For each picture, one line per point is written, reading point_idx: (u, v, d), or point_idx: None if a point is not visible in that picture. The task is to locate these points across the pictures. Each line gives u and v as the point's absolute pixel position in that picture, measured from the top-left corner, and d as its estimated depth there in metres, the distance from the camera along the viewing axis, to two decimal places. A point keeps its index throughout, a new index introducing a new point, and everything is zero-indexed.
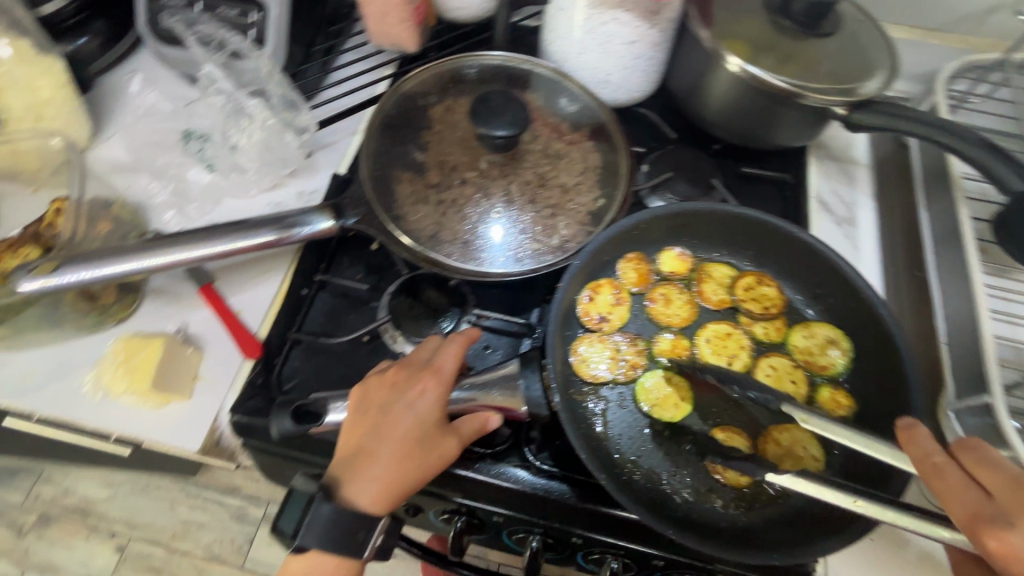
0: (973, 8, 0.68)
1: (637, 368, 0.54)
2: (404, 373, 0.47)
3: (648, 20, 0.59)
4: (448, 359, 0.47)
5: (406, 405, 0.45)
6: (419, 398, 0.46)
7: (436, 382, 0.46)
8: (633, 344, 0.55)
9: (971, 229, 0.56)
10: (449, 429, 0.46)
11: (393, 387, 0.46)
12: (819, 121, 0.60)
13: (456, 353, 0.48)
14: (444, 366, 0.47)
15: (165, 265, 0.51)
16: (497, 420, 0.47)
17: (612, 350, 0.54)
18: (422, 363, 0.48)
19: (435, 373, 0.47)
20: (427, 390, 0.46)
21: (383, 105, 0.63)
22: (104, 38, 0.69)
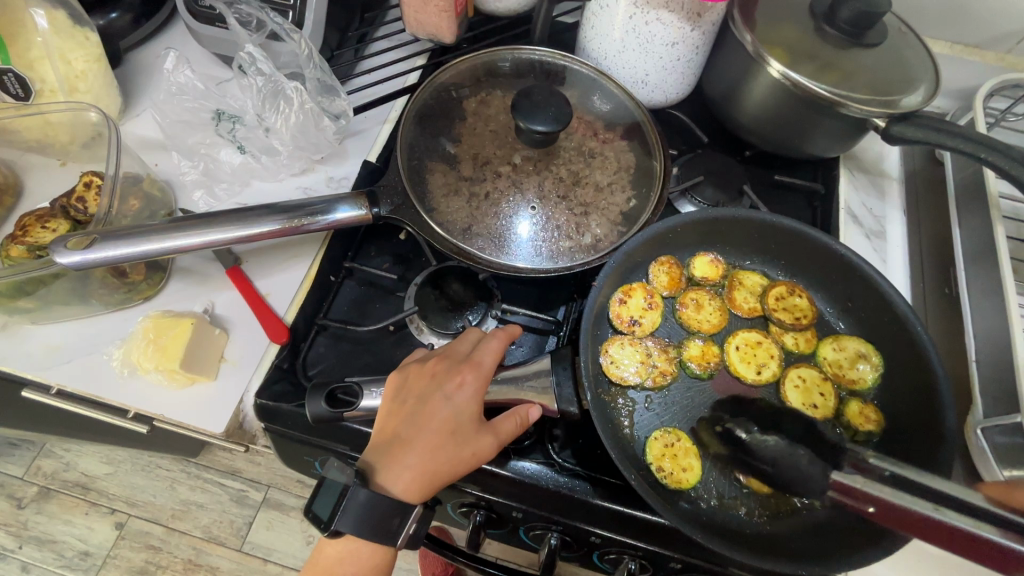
0: (1014, 27, 0.67)
1: (666, 375, 0.54)
2: (444, 364, 0.47)
3: (691, 22, 0.58)
4: (487, 354, 0.47)
5: (443, 397, 0.46)
6: (457, 390, 0.46)
7: (475, 376, 0.46)
8: (663, 351, 0.55)
9: (1007, 247, 0.55)
10: (485, 424, 0.45)
11: (432, 377, 0.46)
12: (857, 132, 0.60)
13: (495, 348, 0.48)
14: (483, 360, 0.47)
15: (200, 244, 0.51)
16: (538, 413, 0.46)
17: (643, 354, 0.54)
18: (461, 356, 0.48)
19: (474, 367, 0.47)
20: (464, 382, 0.46)
21: (421, 95, 0.62)
22: (136, 13, 0.69)
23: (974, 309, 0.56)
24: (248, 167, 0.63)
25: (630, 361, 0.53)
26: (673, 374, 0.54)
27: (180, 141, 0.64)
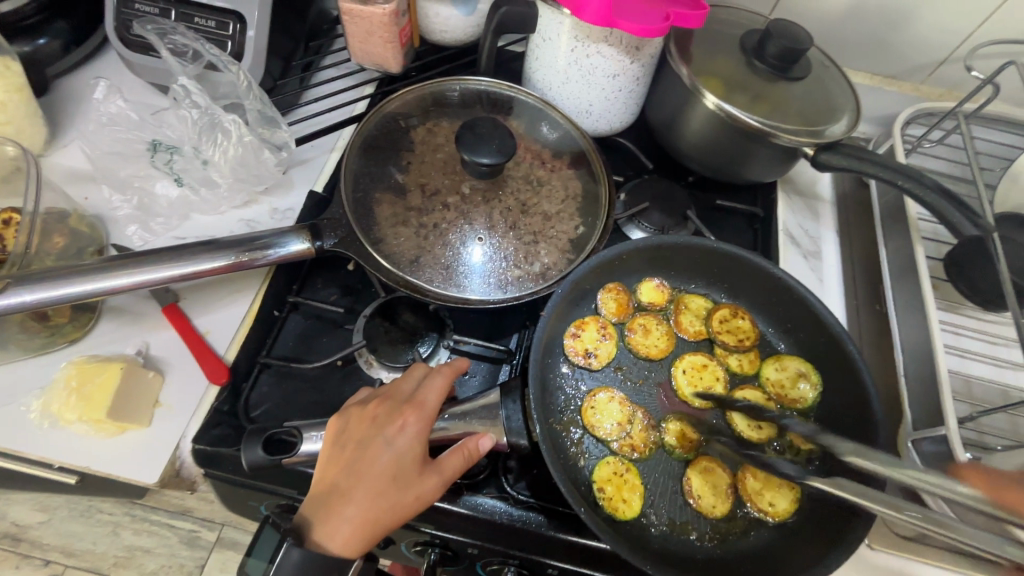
0: (925, 60, 0.73)
1: (635, 449, 0.52)
2: (386, 406, 0.46)
3: (630, 55, 0.61)
4: (431, 393, 0.46)
5: (385, 442, 0.44)
6: (399, 433, 0.44)
7: (418, 417, 0.45)
8: (645, 426, 0.53)
9: (926, 266, 0.59)
10: (430, 465, 0.44)
11: (373, 421, 0.45)
12: (789, 159, 0.63)
13: (440, 387, 0.47)
14: (427, 400, 0.46)
15: (130, 285, 0.49)
16: (488, 443, 0.45)
17: (625, 416, 0.53)
18: (404, 397, 0.46)
19: (417, 407, 0.45)
20: (408, 425, 0.44)
21: (366, 124, 0.61)
22: (65, 40, 0.66)
23: (901, 325, 0.59)
24: (185, 199, 0.61)
25: (589, 402, 0.54)
26: (643, 451, 0.52)
27: (112, 173, 0.61)
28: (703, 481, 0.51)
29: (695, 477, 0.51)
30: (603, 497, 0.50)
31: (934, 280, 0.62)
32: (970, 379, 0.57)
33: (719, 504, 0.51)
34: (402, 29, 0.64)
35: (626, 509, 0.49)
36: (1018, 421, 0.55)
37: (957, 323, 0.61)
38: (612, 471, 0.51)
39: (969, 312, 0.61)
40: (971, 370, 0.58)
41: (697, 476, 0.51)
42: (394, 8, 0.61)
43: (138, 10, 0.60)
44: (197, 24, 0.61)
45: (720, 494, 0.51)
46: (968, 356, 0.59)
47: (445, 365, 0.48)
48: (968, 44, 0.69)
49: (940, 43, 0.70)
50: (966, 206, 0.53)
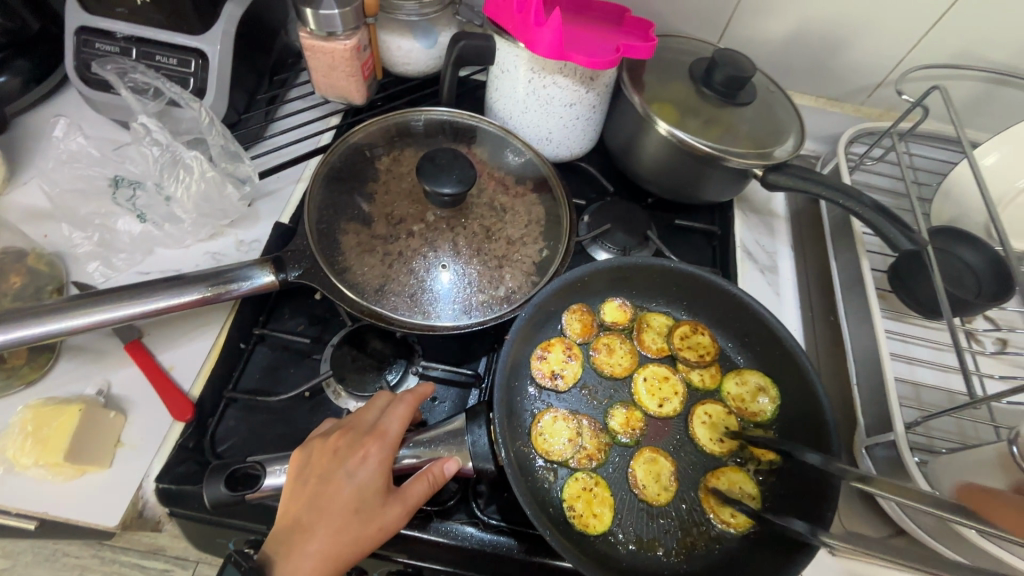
0: (864, 83, 0.77)
1: (593, 459, 0.54)
2: (348, 438, 0.46)
3: (585, 85, 0.63)
4: (393, 423, 0.46)
5: (347, 474, 0.44)
6: (361, 465, 0.44)
7: (380, 447, 0.45)
8: (595, 434, 0.55)
9: (871, 278, 0.63)
10: (392, 495, 0.44)
11: (334, 454, 0.45)
12: (740, 180, 0.66)
13: (402, 416, 0.47)
14: (388, 430, 0.46)
15: (89, 325, 0.49)
16: (452, 468, 0.46)
17: (575, 430, 0.55)
18: (366, 427, 0.46)
19: (379, 437, 0.45)
20: (369, 457, 0.44)
21: (330, 156, 0.62)
22: (24, 77, 0.66)
23: (852, 336, 0.62)
24: (148, 235, 0.61)
25: (549, 428, 0.54)
26: (600, 459, 0.54)
27: (73, 211, 0.61)
28: (646, 471, 0.54)
29: (639, 466, 0.54)
30: (574, 514, 0.51)
31: (881, 292, 0.65)
32: (917, 385, 0.60)
33: (662, 491, 0.53)
34: (364, 63, 0.66)
35: (597, 523, 0.50)
36: (964, 424, 0.58)
37: (904, 331, 0.64)
38: (581, 488, 0.52)
39: (915, 320, 0.65)
40: (919, 376, 0.61)
41: (640, 466, 0.54)
42: (356, 44, 0.62)
43: (98, 50, 0.61)
44: (158, 62, 0.61)
45: (662, 482, 0.53)
46: (915, 363, 0.61)
47: (408, 393, 0.48)
48: (901, 68, 0.74)
49: (875, 68, 0.75)
50: (902, 222, 0.56)
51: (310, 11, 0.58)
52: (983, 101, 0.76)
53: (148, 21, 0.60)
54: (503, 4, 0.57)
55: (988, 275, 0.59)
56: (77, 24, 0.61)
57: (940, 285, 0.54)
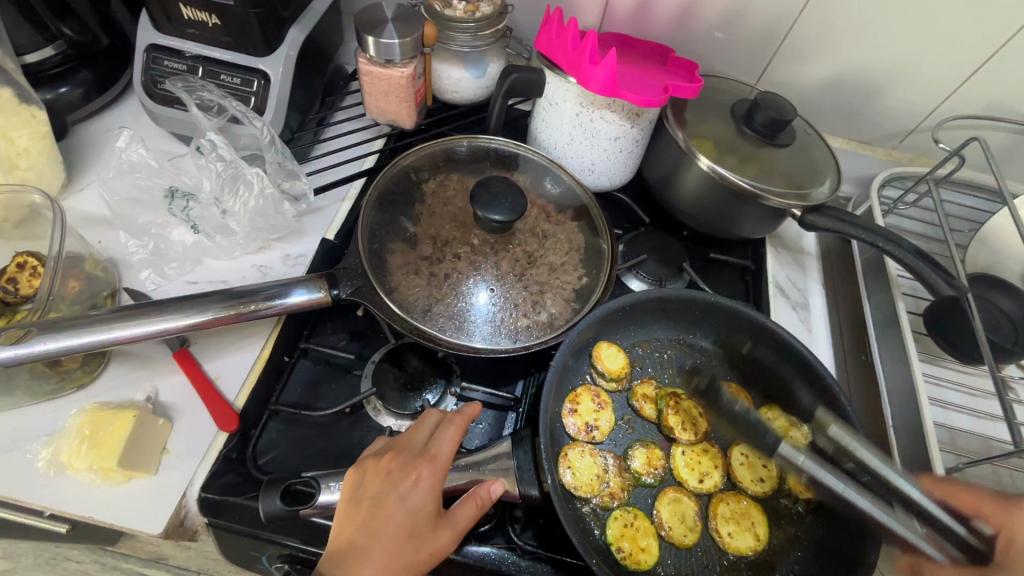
0: (897, 128, 0.79)
1: (616, 497, 0.54)
2: (399, 460, 0.46)
3: (631, 120, 0.65)
4: (443, 446, 0.47)
5: (400, 498, 0.44)
6: (413, 489, 0.45)
7: (431, 471, 0.46)
8: (618, 470, 0.55)
9: (907, 320, 0.64)
10: (443, 519, 0.45)
11: (387, 476, 0.45)
12: (777, 218, 0.67)
13: (452, 439, 0.47)
14: (439, 453, 0.46)
15: (151, 332, 0.50)
16: (500, 488, 0.46)
17: (601, 468, 0.55)
18: (416, 450, 0.47)
19: (430, 461, 0.46)
20: (421, 480, 0.45)
21: (382, 178, 0.64)
22: (86, 88, 0.69)
23: (887, 377, 0.62)
24: (200, 245, 0.63)
25: (586, 473, 0.54)
26: (623, 497, 0.54)
27: (129, 219, 0.62)
28: (671, 512, 0.54)
29: (664, 508, 0.54)
30: (623, 555, 0.50)
31: (915, 334, 0.66)
32: (952, 430, 0.60)
33: (688, 532, 0.53)
34: (417, 90, 0.69)
35: (646, 558, 0.51)
36: (1000, 471, 0.58)
37: (938, 375, 0.64)
38: (623, 525, 0.52)
39: (948, 364, 0.65)
40: (954, 421, 0.61)
41: (666, 507, 0.54)
42: (412, 72, 0.65)
43: (166, 68, 0.64)
44: (222, 80, 0.64)
45: (687, 522, 0.53)
46: (950, 408, 0.62)
47: (458, 415, 0.49)
48: (935, 117, 0.76)
49: (910, 114, 0.77)
50: (942, 269, 0.57)
51: (372, 40, 0.60)
52: (1015, 150, 0.77)
53: (215, 42, 0.62)
54: (557, 41, 0.60)
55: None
56: (148, 43, 0.63)
57: (980, 331, 0.55)
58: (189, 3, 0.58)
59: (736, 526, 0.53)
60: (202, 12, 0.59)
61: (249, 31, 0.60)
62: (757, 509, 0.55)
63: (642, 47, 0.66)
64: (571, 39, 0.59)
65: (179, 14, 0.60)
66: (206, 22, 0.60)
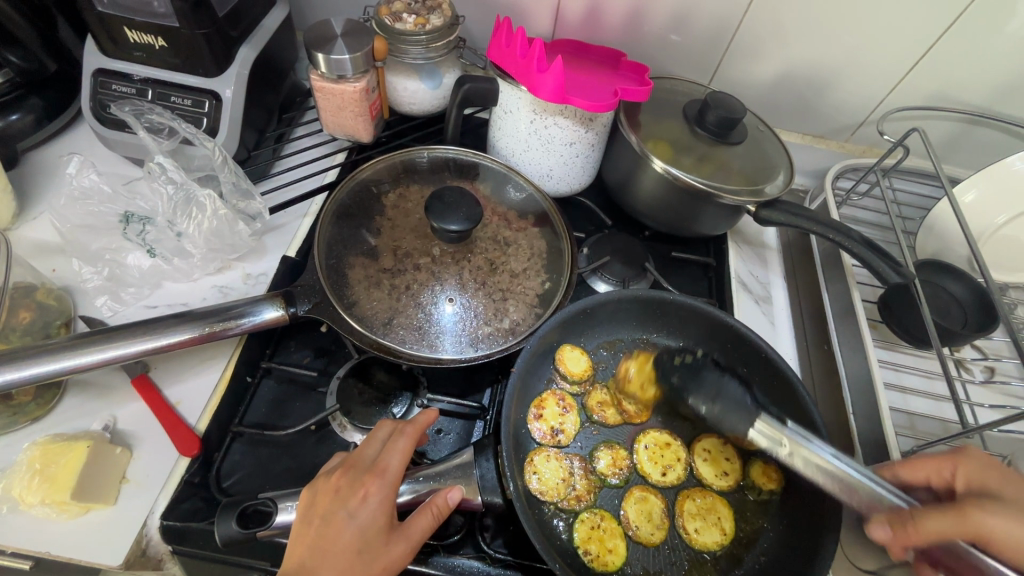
0: (848, 122, 0.81)
1: (582, 500, 0.54)
2: (348, 476, 0.46)
3: (585, 125, 0.66)
4: (392, 459, 0.46)
5: (348, 515, 0.44)
6: (362, 505, 0.44)
7: (380, 485, 0.45)
8: (584, 472, 0.56)
9: (862, 308, 0.65)
10: (396, 531, 0.45)
11: (336, 494, 0.45)
12: (733, 215, 0.68)
13: (402, 451, 0.47)
14: (388, 467, 0.46)
15: (102, 360, 0.49)
16: (457, 495, 0.46)
17: (566, 471, 0.55)
18: (366, 464, 0.47)
19: (379, 475, 0.46)
20: (370, 495, 0.45)
21: (339, 193, 0.64)
22: (36, 115, 0.68)
23: (846, 365, 0.64)
24: (157, 269, 0.62)
25: (553, 477, 0.54)
26: (590, 499, 0.54)
27: (82, 245, 0.61)
28: (638, 511, 0.54)
29: (630, 507, 0.54)
30: (590, 558, 0.51)
31: (872, 322, 0.68)
32: (910, 414, 0.61)
33: (656, 530, 0.53)
34: (372, 103, 0.69)
35: (614, 559, 0.51)
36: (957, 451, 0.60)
37: (896, 360, 0.66)
38: (590, 527, 0.52)
39: (905, 350, 0.67)
40: (912, 405, 0.62)
41: (632, 506, 0.54)
42: (365, 86, 0.65)
43: (115, 92, 0.63)
44: (173, 102, 0.63)
45: (654, 520, 0.54)
46: (907, 392, 0.63)
47: (409, 426, 0.48)
48: (882, 109, 0.78)
49: (859, 107, 0.79)
50: (890, 258, 0.58)
51: (322, 56, 0.61)
52: (960, 139, 0.80)
53: (164, 64, 0.62)
54: (506, 49, 0.61)
55: (971, 307, 0.62)
56: (96, 67, 0.63)
57: (929, 316, 0.57)
58: (134, 26, 0.58)
59: (703, 521, 0.54)
60: (148, 34, 0.59)
61: (197, 51, 0.60)
62: (723, 503, 0.55)
63: (593, 52, 0.67)
64: (520, 47, 0.60)
65: (125, 38, 0.60)
66: (153, 44, 0.60)
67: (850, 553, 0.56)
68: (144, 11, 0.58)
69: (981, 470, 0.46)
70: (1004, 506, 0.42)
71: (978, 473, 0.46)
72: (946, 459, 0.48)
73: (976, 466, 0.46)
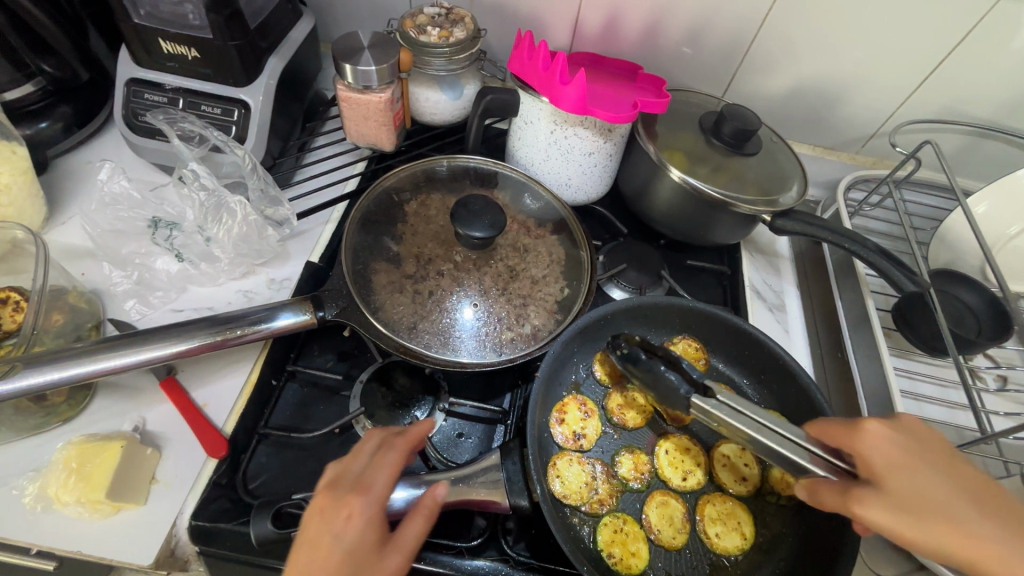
0: (858, 134, 0.83)
1: (604, 504, 0.55)
2: (330, 495, 0.42)
3: (603, 136, 0.68)
4: (378, 472, 0.44)
5: (335, 536, 0.40)
6: (348, 523, 0.41)
7: (366, 501, 0.42)
8: (606, 476, 0.56)
9: (876, 316, 0.66)
10: (389, 545, 0.42)
11: (320, 514, 0.41)
12: (748, 224, 0.70)
13: (389, 464, 0.45)
14: (374, 480, 0.43)
15: (136, 362, 0.50)
16: (445, 490, 0.46)
17: (589, 475, 0.56)
18: (349, 481, 0.43)
19: (365, 491, 0.43)
20: (355, 512, 0.41)
21: (364, 200, 0.66)
22: (66, 123, 0.69)
23: (861, 373, 0.65)
24: (185, 274, 0.63)
25: (575, 481, 0.55)
26: (612, 502, 0.55)
27: (112, 250, 0.63)
28: (660, 515, 0.55)
29: (652, 511, 0.55)
30: (614, 561, 0.51)
31: (886, 330, 0.69)
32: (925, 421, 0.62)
33: (677, 534, 0.54)
34: (395, 113, 0.70)
35: (637, 562, 0.52)
36: (973, 459, 0.60)
37: (910, 368, 0.67)
38: (613, 531, 0.53)
39: (918, 358, 0.68)
40: (926, 412, 0.63)
41: (654, 510, 0.55)
42: (389, 97, 0.67)
43: (146, 101, 0.65)
44: (202, 111, 0.65)
45: (676, 524, 0.55)
46: (921, 400, 0.64)
47: (396, 438, 0.47)
48: (892, 122, 0.80)
49: (869, 120, 0.81)
50: (905, 267, 0.59)
51: (349, 67, 0.62)
52: (969, 152, 0.81)
53: (195, 74, 0.64)
54: (529, 62, 0.62)
55: (985, 317, 0.63)
56: (128, 76, 0.65)
57: (944, 324, 0.58)
58: (168, 37, 0.60)
59: (723, 526, 0.55)
60: (181, 45, 0.61)
61: (228, 62, 0.62)
62: (743, 509, 0.56)
63: (611, 65, 0.69)
64: (542, 60, 0.61)
65: (159, 49, 0.61)
66: (185, 54, 0.62)
67: (867, 559, 0.56)
68: (178, 22, 0.60)
69: (890, 443, 0.42)
70: (888, 496, 0.39)
71: (883, 451, 0.41)
72: (844, 434, 0.44)
73: (882, 438, 0.42)
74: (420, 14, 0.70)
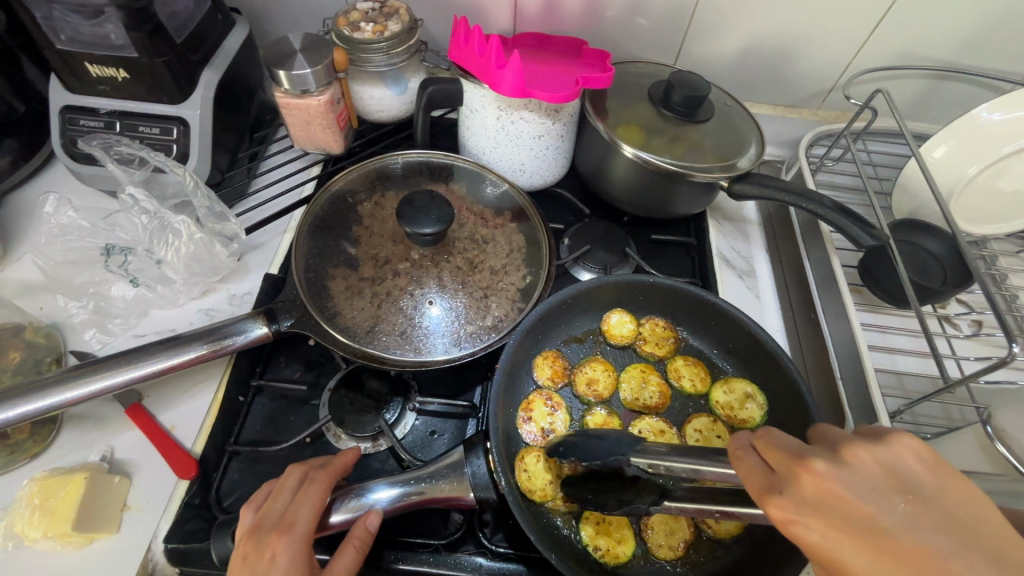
0: (817, 88, 0.81)
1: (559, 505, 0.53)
2: (254, 540, 0.44)
3: (551, 117, 0.66)
4: (302, 509, 0.45)
5: None
6: (272, 566, 0.42)
7: (290, 541, 0.43)
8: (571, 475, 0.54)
9: (843, 273, 0.66)
10: None
11: (244, 560, 0.43)
12: (709, 193, 0.68)
13: (313, 498, 0.46)
14: (297, 518, 0.45)
15: (90, 393, 0.50)
16: (377, 518, 0.47)
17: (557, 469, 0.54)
18: (273, 521, 0.45)
19: (286, 530, 0.44)
20: (278, 554, 0.42)
21: (314, 206, 0.65)
22: (12, 157, 0.68)
23: (832, 332, 0.64)
24: (142, 297, 0.62)
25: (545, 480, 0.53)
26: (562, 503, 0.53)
27: (66, 281, 0.62)
28: (661, 522, 0.54)
29: (655, 515, 0.54)
30: (601, 552, 0.52)
31: (855, 286, 0.68)
32: (898, 374, 0.62)
33: (672, 546, 0.53)
34: (339, 115, 0.69)
35: (623, 549, 0.52)
36: (948, 407, 0.61)
37: (881, 322, 0.66)
38: (596, 521, 0.53)
39: (890, 311, 0.67)
40: (900, 365, 0.63)
41: (657, 519, 0.54)
42: (329, 99, 0.65)
43: (84, 128, 0.64)
44: (141, 133, 0.64)
45: (675, 536, 0.53)
46: (894, 352, 0.63)
47: (319, 471, 0.48)
48: (850, 73, 0.78)
49: (827, 73, 0.79)
50: (862, 220, 0.59)
51: (283, 73, 0.61)
52: (931, 96, 0.80)
53: (129, 95, 0.63)
54: (466, 49, 0.61)
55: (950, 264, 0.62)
56: (62, 104, 0.63)
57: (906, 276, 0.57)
58: (94, 60, 0.59)
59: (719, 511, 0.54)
60: (109, 67, 0.59)
61: (160, 80, 0.61)
62: None
63: (555, 43, 0.68)
64: (477, 45, 0.60)
65: (87, 73, 0.60)
66: (115, 76, 0.61)
67: None
68: (102, 45, 0.59)
69: (802, 507, 0.31)
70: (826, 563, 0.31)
71: (802, 517, 0.31)
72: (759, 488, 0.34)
73: (791, 497, 0.32)
74: (355, 10, 0.69)
